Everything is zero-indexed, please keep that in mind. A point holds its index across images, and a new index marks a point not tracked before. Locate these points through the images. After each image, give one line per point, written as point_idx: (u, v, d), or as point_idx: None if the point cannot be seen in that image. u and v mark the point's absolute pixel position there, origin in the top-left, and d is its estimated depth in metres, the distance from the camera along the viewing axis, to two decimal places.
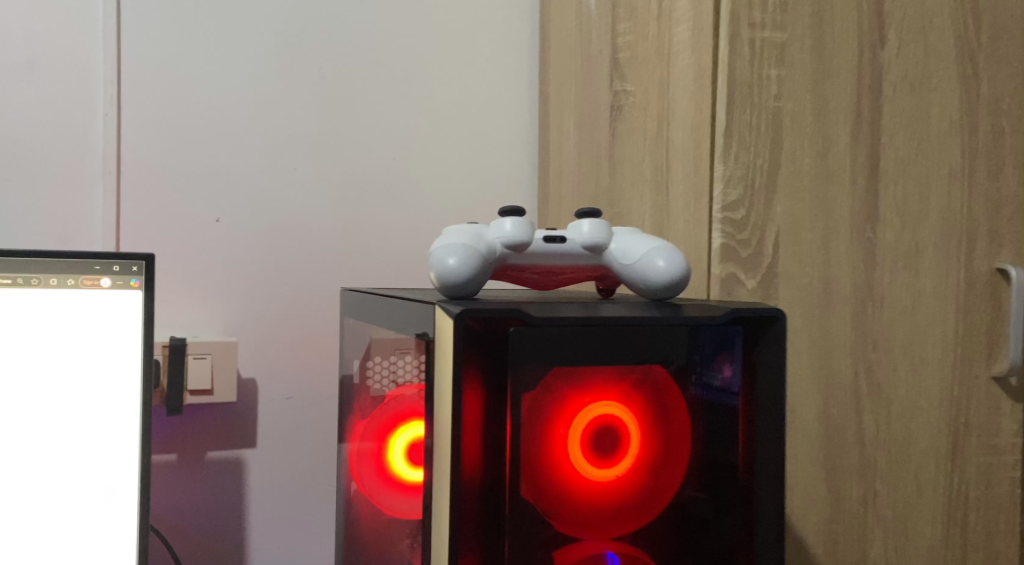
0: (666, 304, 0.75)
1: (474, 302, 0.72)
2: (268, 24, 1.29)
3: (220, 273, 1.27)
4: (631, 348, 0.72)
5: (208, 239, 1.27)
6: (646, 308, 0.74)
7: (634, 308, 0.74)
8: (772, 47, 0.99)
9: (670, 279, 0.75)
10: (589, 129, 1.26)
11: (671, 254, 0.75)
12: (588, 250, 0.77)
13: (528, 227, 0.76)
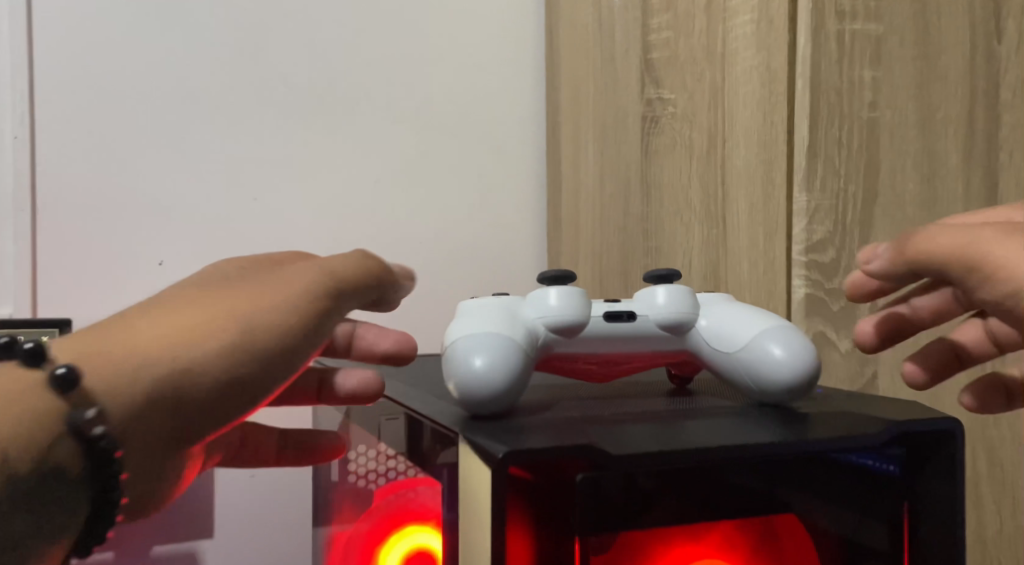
0: (790, 421, 0.53)
1: (520, 434, 0.49)
2: (220, 24, 1.06)
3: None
4: (751, 493, 0.50)
5: (150, 287, 1.02)
6: (760, 424, 0.52)
7: (745, 426, 0.52)
8: (863, 43, 0.77)
9: (791, 379, 0.54)
10: (615, 144, 1.04)
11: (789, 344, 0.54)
12: (667, 330, 0.58)
13: (580, 304, 0.56)
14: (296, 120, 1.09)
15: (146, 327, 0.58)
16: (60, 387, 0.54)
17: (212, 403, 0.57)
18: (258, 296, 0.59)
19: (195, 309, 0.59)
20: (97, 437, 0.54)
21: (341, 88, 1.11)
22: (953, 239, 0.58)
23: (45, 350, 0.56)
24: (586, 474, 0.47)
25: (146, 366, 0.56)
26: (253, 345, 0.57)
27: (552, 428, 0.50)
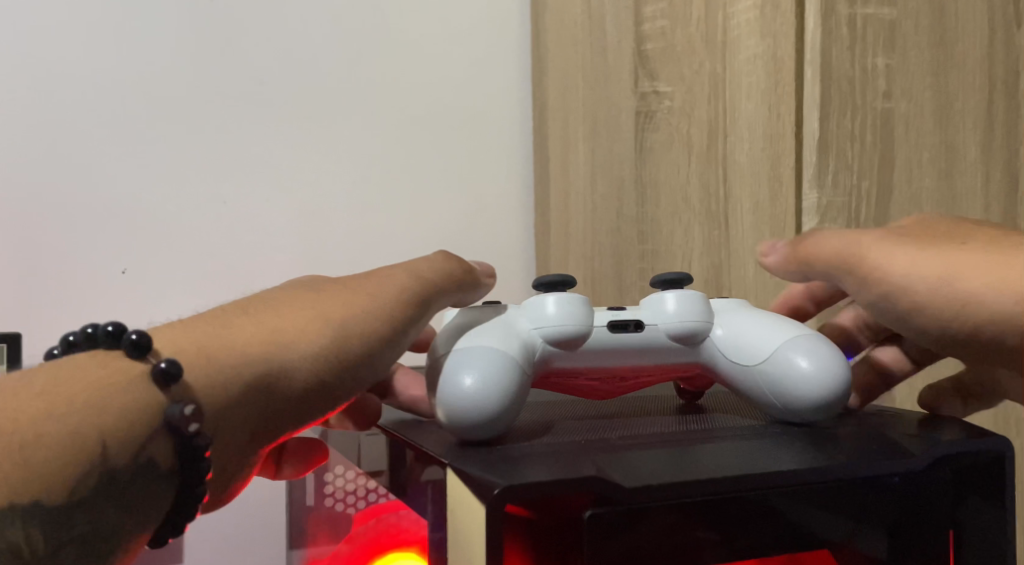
0: (820, 445, 0.48)
1: (523, 462, 0.44)
2: (185, 17, 0.99)
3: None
4: (785, 523, 0.45)
5: (112, 298, 0.96)
6: (783, 450, 0.48)
7: (766, 452, 0.47)
8: (878, 27, 0.71)
9: (817, 395, 0.50)
10: (607, 141, 0.98)
11: (815, 357, 0.51)
12: (678, 340, 0.54)
13: (580, 311, 0.53)
14: (268, 119, 1.02)
15: (243, 324, 0.53)
16: (161, 382, 0.49)
17: (300, 406, 0.53)
18: (360, 298, 0.55)
19: (293, 308, 0.55)
20: (193, 434, 0.49)
21: (316, 84, 1.04)
22: (839, 241, 0.57)
23: (151, 342, 0.50)
24: (593, 511, 0.42)
25: (249, 361, 0.52)
26: (354, 350, 0.54)
27: (554, 456, 0.45)
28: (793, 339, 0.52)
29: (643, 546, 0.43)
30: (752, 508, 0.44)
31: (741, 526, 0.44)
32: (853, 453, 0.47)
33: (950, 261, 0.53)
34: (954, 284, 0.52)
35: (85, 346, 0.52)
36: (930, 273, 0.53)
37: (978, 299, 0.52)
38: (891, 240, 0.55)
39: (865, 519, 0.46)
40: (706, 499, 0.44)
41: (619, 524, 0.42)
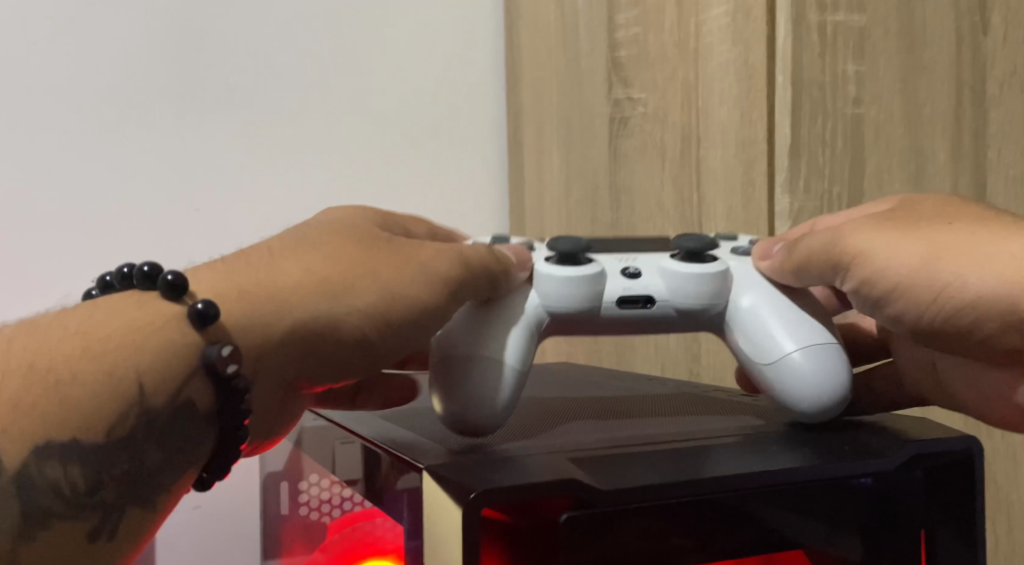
0: (796, 446, 0.49)
1: (500, 465, 0.44)
2: (155, 22, 0.98)
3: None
4: (762, 524, 0.45)
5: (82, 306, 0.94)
6: (760, 452, 0.48)
7: (744, 454, 0.47)
8: (848, 34, 0.72)
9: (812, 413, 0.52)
10: (581, 147, 0.99)
11: (820, 383, 0.52)
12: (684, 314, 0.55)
13: (589, 291, 0.53)
14: (240, 126, 1.02)
15: (284, 269, 0.51)
16: (196, 322, 0.48)
17: (337, 361, 0.52)
18: (407, 251, 0.53)
19: (333, 254, 0.52)
20: (229, 376, 0.48)
21: (289, 91, 1.04)
22: (820, 232, 0.53)
23: (187, 283, 0.49)
24: (570, 513, 0.42)
25: (293, 307, 0.50)
26: (397, 311, 0.51)
27: (530, 460, 0.45)
28: (806, 354, 0.52)
29: (622, 548, 0.43)
30: (729, 508, 0.45)
31: (719, 526, 0.45)
32: (828, 454, 0.47)
33: (927, 252, 0.50)
34: (926, 277, 0.50)
35: (120, 287, 0.52)
36: (908, 264, 0.50)
37: (949, 293, 0.49)
38: (868, 227, 0.52)
39: (841, 518, 0.47)
40: (684, 500, 0.44)
41: (597, 526, 0.42)
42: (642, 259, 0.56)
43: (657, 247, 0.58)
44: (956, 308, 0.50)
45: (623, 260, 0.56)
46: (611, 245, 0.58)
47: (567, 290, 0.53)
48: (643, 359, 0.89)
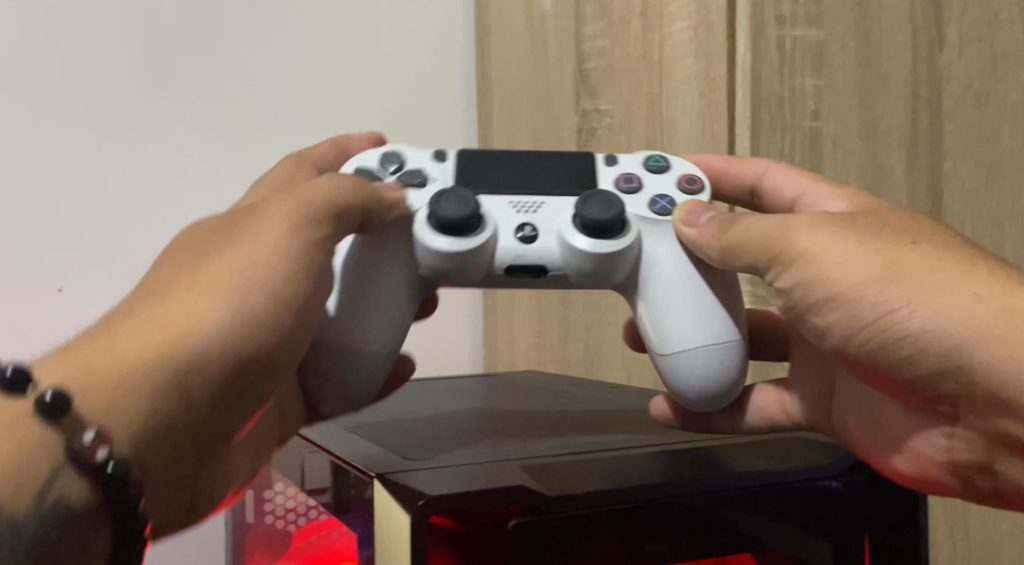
0: (723, 459, 0.54)
1: (455, 476, 0.49)
2: (126, 33, 0.99)
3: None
4: (693, 529, 0.50)
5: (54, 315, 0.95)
6: (698, 462, 0.53)
7: (681, 463, 0.52)
8: (806, 49, 0.73)
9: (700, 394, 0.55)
10: (550, 158, 1.00)
11: (712, 381, 0.54)
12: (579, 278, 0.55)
13: (472, 264, 0.53)
14: (210, 136, 1.02)
15: (141, 311, 0.49)
16: (47, 417, 0.45)
17: (223, 396, 0.50)
18: (245, 253, 0.50)
19: (180, 289, 0.49)
20: (102, 463, 0.46)
21: (260, 102, 1.04)
22: (762, 223, 0.53)
23: (30, 375, 0.46)
24: (517, 520, 0.47)
25: (141, 363, 0.47)
26: (258, 321, 0.50)
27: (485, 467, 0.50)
28: (705, 351, 0.54)
29: (564, 548, 0.48)
30: (663, 515, 0.50)
31: (656, 527, 0.50)
32: (754, 466, 0.53)
33: (886, 264, 0.51)
34: (880, 295, 0.51)
35: None
36: (869, 273, 0.51)
37: (895, 310, 0.51)
38: (818, 226, 0.53)
39: (768, 523, 0.52)
40: (621, 509, 0.49)
41: (540, 529, 0.47)
42: (548, 206, 0.55)
43: (573, 180, 0.57)
44: (907, 330, 0.51)
45: (526, 212, 0.55)
46: (522, 171, 0.57)
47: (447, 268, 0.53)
48: (610, 366, 0.90)
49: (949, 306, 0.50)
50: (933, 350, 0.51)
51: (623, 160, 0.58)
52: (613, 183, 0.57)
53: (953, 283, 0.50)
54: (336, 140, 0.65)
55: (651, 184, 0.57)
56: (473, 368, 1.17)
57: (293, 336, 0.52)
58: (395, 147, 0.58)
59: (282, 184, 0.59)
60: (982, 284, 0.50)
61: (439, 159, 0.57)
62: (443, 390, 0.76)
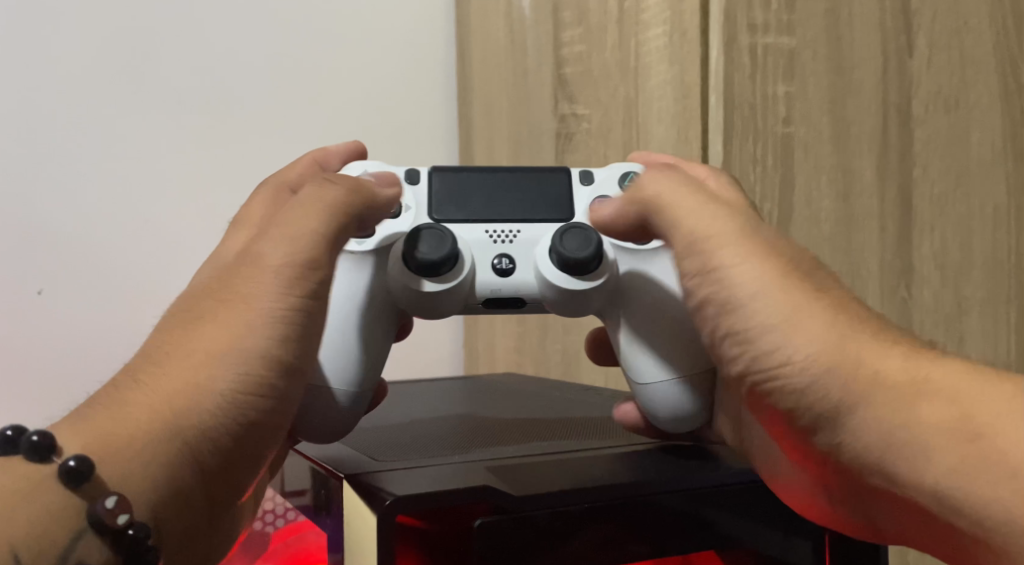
0: (693, 462, 0.56)
1: (425, 478, 0.50)
2: (105, 36, 0.99)
3: (89, 360, 0.97)
4: (660, 529, 0.52)
5: (52, 318, 0.96)
6: (659, 464, 0.55)
7: (643, 464, 0.55)
8: (778, 56, 0.74)
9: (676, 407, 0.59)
10: (529, 162, 1.01)
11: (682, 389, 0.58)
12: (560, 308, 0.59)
13: (453, 301, 0.57)
14: (191, 138, 1.02)
15: (145, 376, 0.52)
16: (71, 483, 0.48)
17: (230, 455, 0.53)
18: (240, 317, 0.53)
19: (185, 348, 0.52)
20: (123, 527, 0.48)
21: (242, 105, 1.05)
22: (693, 217, 0.54)
23: (54, 440, 0.49)
24: (483, 519, 0.48)
25: (157, 417, 0.50)
26: (255, 374, 0.52)
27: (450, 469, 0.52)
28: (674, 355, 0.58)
29: (538, 546, 0.49)
30: (628, 516, 0.51)
31: (628, 526, 0.51)
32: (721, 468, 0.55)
33: (795, 310, 0.51)
34: (779, 342, 0.51)
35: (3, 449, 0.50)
36: (772, 318, 0.52)
37: (788, 360, 0.51)
38: (735, 241, 0.53)
39: (732, 520, 0.54)
40: (585, 510, 0.50)
41: (507, 526, 0.48)
42: (523, 235, 0.59)
43: (548, 204, 0.60)
44: (800, 383, 0.51)
45: (502, 242, 0.59)
46: (499, 196, 0.60)
47: (426, 298, 0.56)
48: (588, 369, 0.91)
49: (830, 361, 0.50)
50: (816, 403, 0.51)
51: (598, 179, 0.61)
52: (589, 208, 0.60)
53: (838, 336, 0.50)
54: (312, 156, 0.66)
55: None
56: (453, 369, 1.18)
57: (288, 395, 0.54)
58: (366, 170, 0.60)
59: (267, 208, 0.62)
60: (860, 342, 0.50)
61: (412, 183, 0.60)
62: (419, 394, 0.77)
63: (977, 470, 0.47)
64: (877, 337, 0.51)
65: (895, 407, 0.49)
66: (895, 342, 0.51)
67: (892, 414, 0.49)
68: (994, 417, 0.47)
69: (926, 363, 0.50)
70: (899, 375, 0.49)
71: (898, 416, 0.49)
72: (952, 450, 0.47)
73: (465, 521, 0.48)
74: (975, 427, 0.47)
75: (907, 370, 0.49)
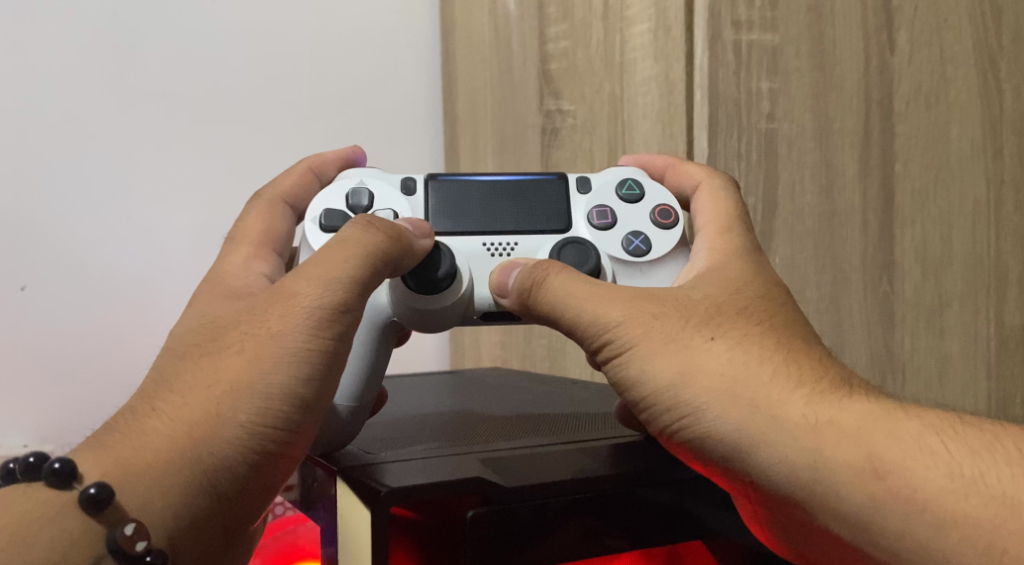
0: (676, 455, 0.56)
1: (415, 471, 0.51)
2: (86, 31, 0.98)
3: (102, 375, 0.98)
4: (643, 523, 0.52)
5: (61, 331, 0.97)
6: (651, 456, 0.56)
7: (635, 458, 0.55)
8: (762, 53, 0.75)
9: None
10: (515, 157, 1.01)
11: None
12: None
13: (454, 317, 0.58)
14: (174, 134, 1.02)
15: (163, 404, 0.52)
16: (91, 510, 0.49)
17: (247, 487, 0.52)
18: (266, 349, 0.53)
19: (205, 374, 0.52)
20: (141, 554, 0.49)
21: (226, 99, 1.05)
22: (567, 278, 0.55)
23: (75, 467, 0.50)
24: (475, 510, 0.49)
25: (170, 439, 0.51)
26: (273, 408, 0.52)
27: (444, 461, 0.52)
28: None
29: (528, 537, 0.50)
30: (611, 510, 0.52)
31: (614, 519, 0.52)
32: None
33: (679, 371, 0.53)
34: (671, 398, 0.53)
35: (25, 479, 0.51)
36: (661, 380, 0.53)
37: (685, 418, 0.52)
38: (619, 302, 0.55)
39: (715, 513, 0.55)
40: (567, 508, 0.50)
41: (499, 517, 0.49)
42: (521, 247, 0.59)
43: (547, 214, 0.60)
44: (699, 437, 0.52)
45: (501, 255, 0.59)
46: (498, 207, 0.60)
47: (426, 318, 0.57)
48: (574, 363, 0.92)
49: (724, 411, 0.52)
50: (713, 453, 0.52)
51: (596, 188, 0.61)
52: (587, 219, 0.60)
53: (731, 385, 0.52)
54: (309, 164, 0.67)
55: (625, 216, 0.60)
56: (439, 363, 1.18)
57: (307, 427, 0.54)
58: (362, 180, 0.60)
59: (254, 219, 0.63)
60: (764, 385, 0.52)
61: (408, 193, 0.60)
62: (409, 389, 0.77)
63: (885, 503, 0.49)
64: (777, 375, 0.52)
65: (797, 448, 0.50)
66: (804, 380, 0.52)
67: (801, 453, 0.50)
68: (901, 457, 0.49)
69: (829, 405, 0.51)
70: (798, 420, 0.51)
71: (805, 455, 0.50)
72: (861, 487, 0.49)
73: (456, 513, 0.49)
74: (881, 464, 0.49)
75: (807, 414, 0.51)
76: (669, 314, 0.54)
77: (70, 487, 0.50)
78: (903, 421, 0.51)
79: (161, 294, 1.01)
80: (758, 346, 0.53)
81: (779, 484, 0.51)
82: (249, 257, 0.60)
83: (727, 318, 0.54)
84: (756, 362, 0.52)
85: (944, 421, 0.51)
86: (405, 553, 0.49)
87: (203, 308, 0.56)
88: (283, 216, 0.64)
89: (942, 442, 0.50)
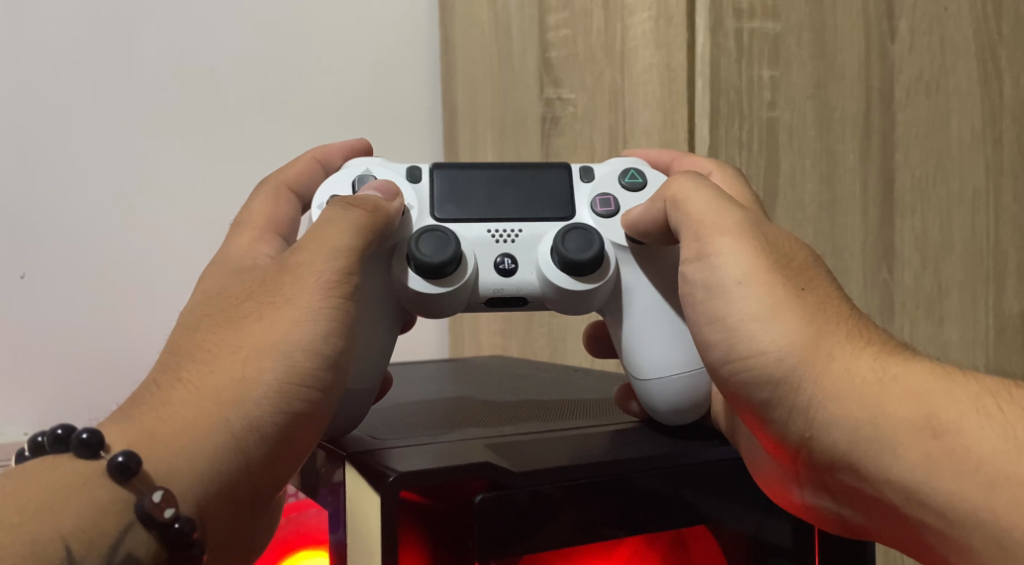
0: (682, 441, 0.57)
1: (424, 457, 0.51)
2: (83, 22, 0.98)
3: (119, 354, 0.99)
4: (656, 497, 0.53)
5: (72, 314, 0.97)
6: (656, 443, 0.56)
7: (640, 444, 0.56)
8: (764, 41, 0.75)
9: (675, 402, 0.59)
10: (516, 146, 1.02)
11: (676, 394, 0.59)
12: (560, 308, 0.59)
13: (453, 300, 0.57)
14: (174, 125, 1.02)
15: (187, 374, 0.52)
16: (118, 477, 0.48)
17: (275, 450, 0.52)
18: (285, 314, 0.53)
19: (229, 344, 0.53)
20: (169, 521, 0.49)
21: (224, 89, 1.04)
22: (703, 206, 0.55)
23: (102, 438, 0.49)
24: (483, 495, 0.49)
25: (192, 409, 0.51)
26: (299, 365, 0.53)
27: (449, 449, 0.53)
28: (666, 356, 0.59)
29: (531, 527, 0.50)
30: (627, 481, 0.52)
31: (622, 507, 0.52)
32: (709, 445, 0.56)
33: (774, 301, 0.52)
34: (751, 324, 0.52)
35: (53, 450, 0.51)
36: (753, 306, 0.52)
37: (764, 351, 0.51)
38: (727, 231, 0.54)
39: (720, 500, 0.55)
40: (580, 483, 0.51)
41: (507, 505, 0.49)
42: (525, 234, 0.59)
43: (551, 202, 0.60)
44: (775, 374, 0.51)
45: (504, 242, 0.59)
46: (501, 195, 0.60)
47: (427, 301, 0.57)
48: (575, 350, 0.92)
49: (800, 357, 0.50)
50: (778, 396, 0.51)
51: (599, 176, 0.61)
52: (590, 206, 0.60)
53: (816, 329, 0.51)
54: (314, 154, 0.67)
55: (627, 205, 0.60)
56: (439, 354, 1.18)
57: (331, 389, 0.54)
58: (368, 167, 0.60)
59: (261, 205, 0.63)
60: (837, 341, 0.50)
61: (413, 181, 0.60)
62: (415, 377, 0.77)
63: None
64: (852, 336, 0.51)
65: (863, 407, 0.49)
66: (867, 341, 0.51)
67: (860, 407, 0.49)
68: (959, 415, 0.47)
69: (893, 361, 0.50)
70: (867, 373, 0.49)
71: (864, 411, 0.49)
72: (916, 446, 0.47)
73: (466, 500, 0.49)
74: (938, 422, 0.47)
75: (876, 367, 0.49)
76: (754, 254, 0.53)
77: (96, 457, 0.49)
78: (962, 382, 0.49)
79: (170, 275, 1.01)
80: (836, 306, 0.52)
81: (836, 442, 0.50)
82: (256, 239, 0.60)
83: (813, 270, 0.54)
84: (835, 317, 0.51)
85: (1004, 382, 0.49)
86: (415, 544, 0.49)
87: (223, 289, 0.56)
88: (288, 203, 0.64)
89: (999, 403, 0.47)
